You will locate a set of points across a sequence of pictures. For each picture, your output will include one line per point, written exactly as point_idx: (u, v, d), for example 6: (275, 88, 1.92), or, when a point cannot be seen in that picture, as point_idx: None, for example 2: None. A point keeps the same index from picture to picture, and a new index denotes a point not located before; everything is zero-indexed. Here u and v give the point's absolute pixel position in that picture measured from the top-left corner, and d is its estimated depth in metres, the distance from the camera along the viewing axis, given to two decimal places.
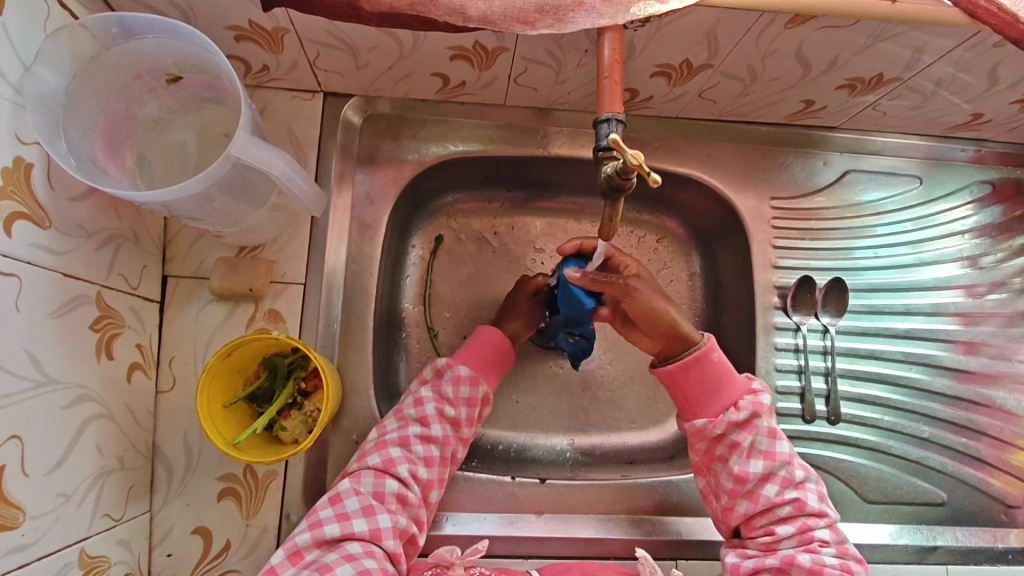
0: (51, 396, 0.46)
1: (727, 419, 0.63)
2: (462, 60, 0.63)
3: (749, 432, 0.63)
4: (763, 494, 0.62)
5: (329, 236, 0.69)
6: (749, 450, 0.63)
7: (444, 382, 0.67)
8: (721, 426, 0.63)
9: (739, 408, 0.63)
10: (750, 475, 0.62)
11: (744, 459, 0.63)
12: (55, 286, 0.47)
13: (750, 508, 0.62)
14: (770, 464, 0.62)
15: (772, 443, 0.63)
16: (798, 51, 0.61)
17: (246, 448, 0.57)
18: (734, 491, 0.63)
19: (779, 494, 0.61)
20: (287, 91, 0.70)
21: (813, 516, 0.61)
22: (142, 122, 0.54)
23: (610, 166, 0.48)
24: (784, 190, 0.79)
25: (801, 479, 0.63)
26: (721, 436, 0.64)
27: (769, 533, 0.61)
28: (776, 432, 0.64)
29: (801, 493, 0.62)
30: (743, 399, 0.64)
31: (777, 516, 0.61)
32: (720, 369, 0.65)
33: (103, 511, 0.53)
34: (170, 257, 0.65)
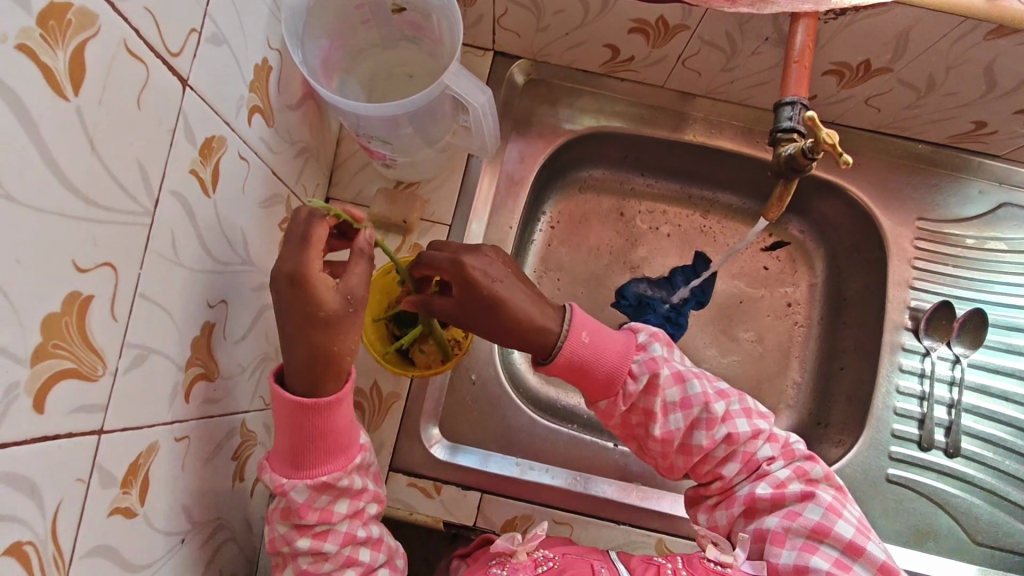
0: (249, 276, 0.51)
1: (626, 392, 0.54)
2: (640, 34, 0.65)
3: (632, 387, 0.54)
4: (687, 442, 0.55)
5: (477, 185, 0.73)
6: (664, 411, 0.54)
7: (292, 508, 0.49)
8: (624, 401, 0.54)
9: (636, 377, 0.54)
10: (657, 415, 0.54)
11: (663, 420, 0.55)
12: (267, 179, 0.52)
13: (686, 462, 0.56)
14: (689, 414, 0.55)
15: (681, 385, 0.55)
16: (989, 67, 0.60)
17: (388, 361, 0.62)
18: (667, 452, 0.55)
19: (709, 440, 0.54)
20: (462, 45, 0.74)
21: (750, 441, 0.55)
22: (348, 51, 0.60)
23: (793, 147, 0.49)
24: (932, 213, 0.77)
25: (722, 410, 0.55)
26: (630, 407, 0.55)
27: (718, 479, 0.56)
28: (658, 370, 0.54)
29: (733, 442, 0.55)
30: (636, 363, 0.55)
31: (716, 460, 0.55)
32: (594, 348, 0.53)
33: (260, 393, 0.58)
34: (336, 182, 0.71)
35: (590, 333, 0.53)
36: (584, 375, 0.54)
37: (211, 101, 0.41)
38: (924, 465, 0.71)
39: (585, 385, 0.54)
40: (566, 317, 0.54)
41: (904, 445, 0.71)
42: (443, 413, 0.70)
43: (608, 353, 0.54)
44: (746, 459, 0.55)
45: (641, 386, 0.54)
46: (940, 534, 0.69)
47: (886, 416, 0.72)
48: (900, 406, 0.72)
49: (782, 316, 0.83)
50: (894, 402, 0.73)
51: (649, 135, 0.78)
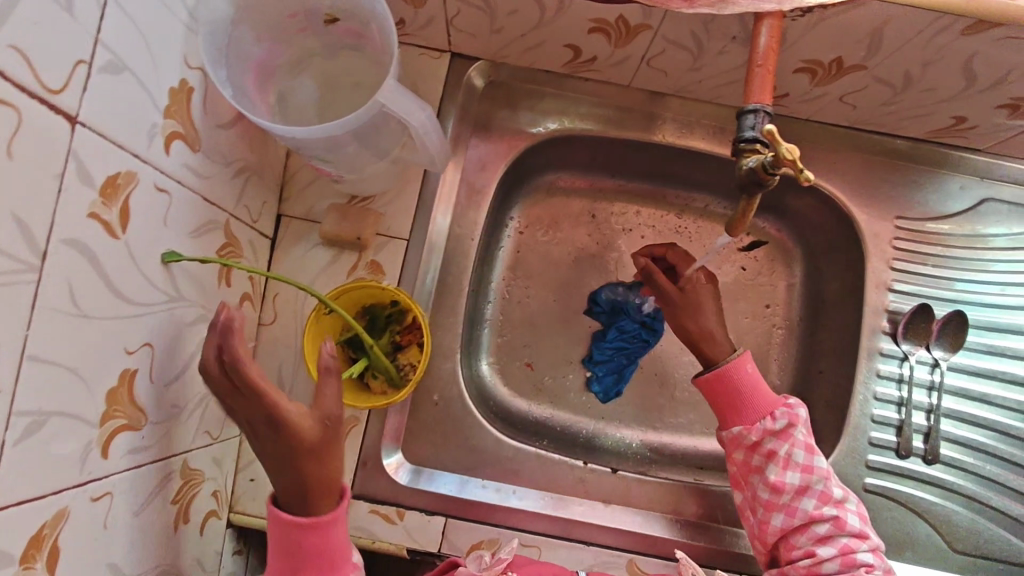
0: (179, 311, 0.48)
1: (761, 427, 0.60)
2: (600, 34, 0.61)
3: (785, 442, 0.59)
4: (810, 524, 0.57)
5: (436, 195, 0.70)
6: (784, 461, 0.59)
7: None
8: (755, 434, 0.60)
9: (776, 418, 0.60)
10: (787, 486, 0.58)
11: (778, 471, 0.59)
12: (196, 207, 0.49)
13: (785, 523, 0.58)
14: (807, 478, 0.58)
15: (809, 453, 0.59)
16: (968, 63, 0.56)
17: (342, 391, 0.59)
18: (770, 503, 0.59)
19: (818, 510, 0.57)
20: (417, 47, 0.70)
21: (856, 538, 0.57)
22: (286, 62, 0.56)
23: (755, 158, 0.46)
24: (911, 211, 0.74)
25: (840, 497, 0.58)
26: (755, 444, 0.60)
27: (809, 555, 0.56)
28: (813, 444, 0.59)
29: (862, 540, 0.57)
30: (780, 408, 0.60)
31: (816, 535, 0.57)
32: (749, 378, 0.62)
33: (205, 428, 0.56)
34: (287, 197, 0.68)
35: (754, 366, 0.63)
36: (735, 397, 0.62)
37: (112, 136, 0.37)
38: (902, 473, 0.69)
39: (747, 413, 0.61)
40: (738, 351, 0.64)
41: (881, 453, 0.69)
42: (405, 436, 0.67)
43: (767, 393, 0.61)
44: (835, 543, 0.56)
45: (778, 428, 0.59)
46: (919, 545, 0.67)
47: (863, 424, 0.70)
48: (878, 414, 0.70)
49: (759, 319, 0.81)
50: (871, 409, 0.70)
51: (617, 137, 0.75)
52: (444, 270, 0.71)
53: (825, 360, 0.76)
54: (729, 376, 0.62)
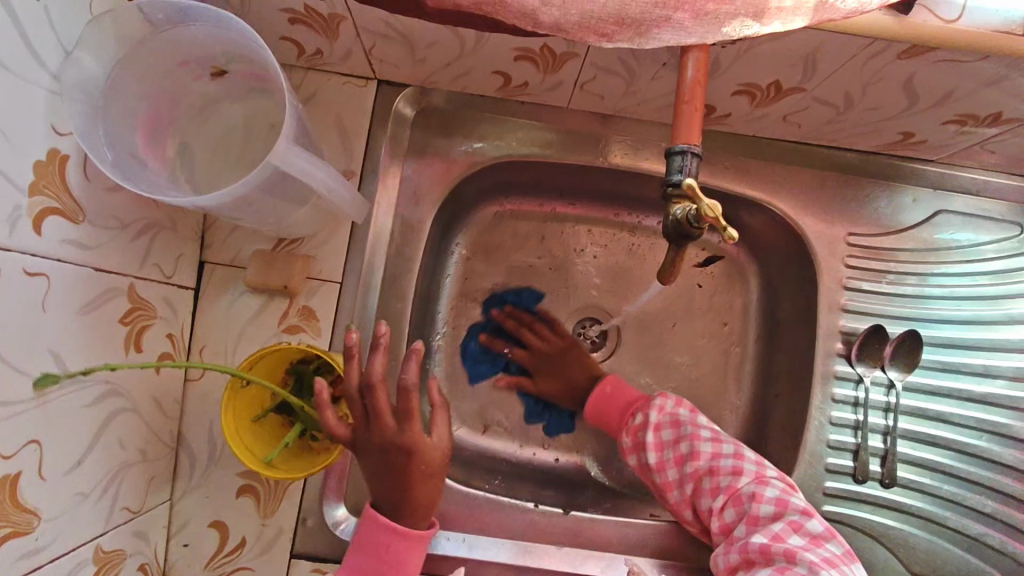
0: (74, 395, 0.45)
1: (631, 426, 0.66)
2: (527, 62, 0.58)
3: (651, 429, 0.64)
4: (708, 508, 0.60)
5: (370, 233, 0.66)
6: (656, 445, 0.64)
7: None
8: (628, 438, 0.66)
9: (635, 415, 0.66)
10: (681, 457, 0.63)
11: (657, 454, 0.64)
12: (84, 281, 0.45)
13: (681, 495, 0.62)
14: (678, 446, 0.63)
15: (675, 427, 0.64)
16: (907, 84, 0.54)
17: (278, 463, 0.56)
18: (662, 483, 0.63)
19: (727, 483, 0.60)
20: (339, 76, 0.66)
21: (738, 477, 0.60)
22: (187, 110, 0.52)
23: (680, 208, 0.43)
24: (863, 226, 0.72)
25: (721, 446, 0.62)
26: (633, 446, 0.65)
27: (711, 510, 0.59)
28: (677, 417, 0.65)
29: (761, 486, 0.58)
30: (637, 408, 0.67)
31: (708, 489, 0.60)
32: (615, 395, 0.69)
33: (122, 504, 0.53)
34: (209, 244, 0.63)
35: (611, 385, 0.70)
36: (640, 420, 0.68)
37: None
38: (860, 498, 0.68)
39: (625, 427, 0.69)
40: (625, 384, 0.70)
41: (838, 479, 0.68)
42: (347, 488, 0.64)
43: (631, 399, 0.69)
44: (732, 494, 0.59)
45: (639, 423, 0.65)
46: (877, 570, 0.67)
47: (819, 450, 0.69)
48: (833, 439, 0.69)
49: (715, 339, 0.79)
50: (827, 435, 0.69)
51: (558, 162, 0.71)
52: (383, 311, 0.67)
53: (782, 382, 0.75)
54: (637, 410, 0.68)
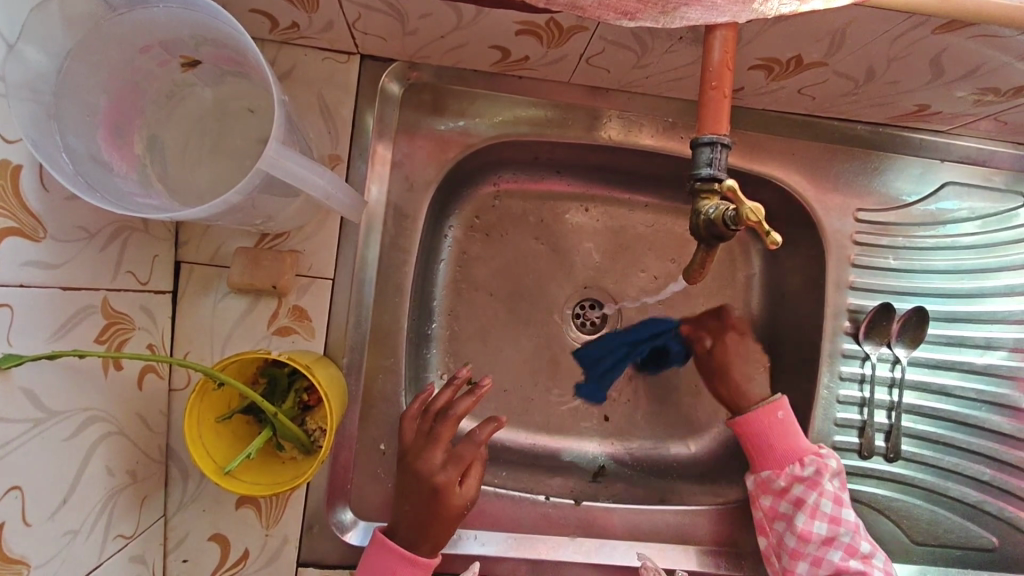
0: (54, 429, 0.41)
1: (790, 473, 0.64)
2: (530, 36, 0.53)
3: (815, 491, 0.62)
4: (806, 528, 0.62)
5: (362, 223, 0.62)
6: (773, 495, 0.64)
7: None
8: (783, 479, 0.64)
9: (804, 464, 0.63)
10: (802, 517, 0.62)
11: (806, 519, 0.62)
12: (53, 303, 0.41)
13: (807, 568, 0.61)
14: (835, 530, 0.61)
15: (839, 506, 0.62)
16: (935, 59, 0.51)
17: (239, 474, 0.50)
18: (795, 549, 0.62)
19: (843, 561, 0.60)
20: (318, 51, 0.60)
21: None
22: (154, 99, 0.46)
23: (714, 208, 0.41)
24: (870, 201, 0.70)
25: (869, 552, 0.61)
26: (784, 490, 0.64)
27: None
28: (802, 474, 0.63)
29: (867, 564, 0.60)
30: (808, 458, 0.64)
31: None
32: (777, 429, 0.65)
33: (116, 531, 0.49)
34: (184, 240, 0.58)
35: (785, 413, 0.66)
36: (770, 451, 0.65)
37: None
38: (865, 474, 0.69)
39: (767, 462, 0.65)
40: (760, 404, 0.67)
41: (843, 456, 0.69)
42: (354, 492, 0.62)
43: (789, 445, 0.64)
44: None
45: (803, 476, 0.63)
46: (881, 542, 0.68)
47: (827, 428, 0.69)
48: (840, 417, 0.69)
49: (717, 315, 0.77)
50: (835, 413, 0.69)
51: (558, 141, 0.68)
52: (379, 306, 0.64)
53: (787, 359, 0.74)
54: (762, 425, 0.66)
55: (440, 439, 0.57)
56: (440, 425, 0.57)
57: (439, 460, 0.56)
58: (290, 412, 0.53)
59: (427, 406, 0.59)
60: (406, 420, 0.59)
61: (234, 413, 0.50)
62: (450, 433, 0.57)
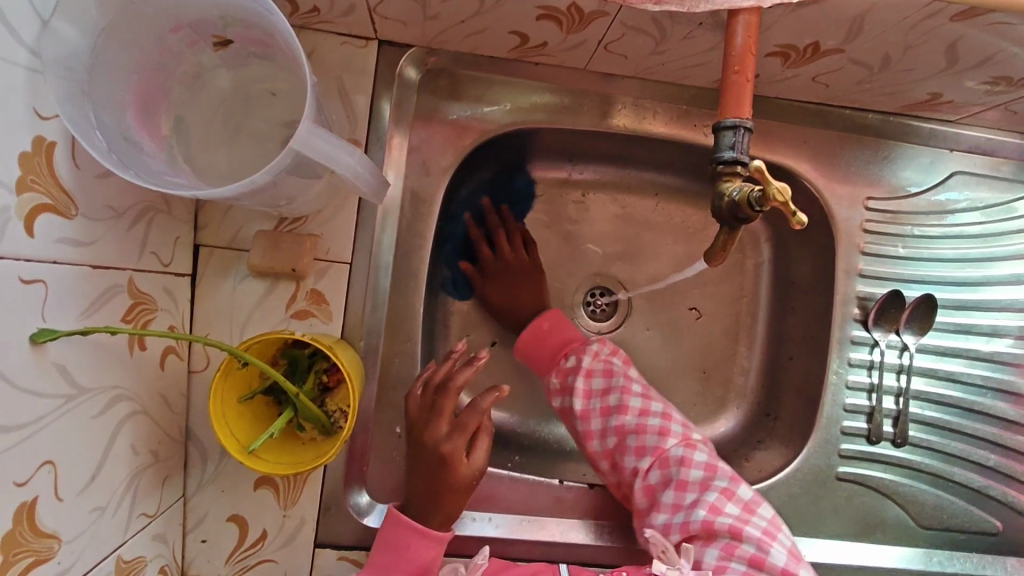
0: (84, 406, 0.41)
1: (563, 367, 0.65)
2: (550, 21, 0.54)
3: (581, 374, 0.63)
4: (585, 409, 0.62)
5: (378, 207, 0.62)
6: (585, 392, 0.63)
7: None
8: (558, 376, 0.65)
9: (567, 357, 0.65)
10: (611, 418, 0.61)
11: (585, 400, 0.63)
12: (84, 281, 0.41)
13: (604, 445, 0.61)
14: (609, 402, 0.62)
15: (607, 377, 0.63)
16: (951, 47, 0.51)
17: (262, 453, 0.51)
18: (603, 431, 0.62)
19: (623, 422, 0.61)
20: (338, 36, 0.60)
21: (687, 449, 0.59)
22: (180, 80, 0.46)
23: (739, 191, 0.41)
24: (880, 189, 0.71)
25: (662, 412, 0.61)
26: (563, 384, 0.64)
27: (636, 472, 0.59)
28: (610, 367, 0.64)
29: (668, 424, 0.61)
30: (569, 355, 0.65)
31: (633, 448, 0.60)
32: (552, 333, 0.67)
33: (139, 510, 0.50)
34: (203, 223, 0.58)
35: (551, 321, 0.68)
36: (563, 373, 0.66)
37: None
38: (873, 459, 0.70)
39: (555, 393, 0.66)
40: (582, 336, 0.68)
41: (853, 441, 0.70)
42: (370, 475, 0.63)
43: (563, 338, 0.67)
44: (659, 456, 0.59)
45: (570, 366, 0.65)
46: (888, 526, 0.69)
47: (836, 414, 0.70)
48: (849, 402, 0.70)
49: (726, 303, 0.78)
50: (843, 398, 0.70)
51: (572, 127, 0.68)
52: (395, 290, 0.64)
53: (796, 346, 0.74)
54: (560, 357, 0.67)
55: (440, 412, 0.57)
56: (440, 399, 0.58)
57: (443, 431, 0.57)
58: (311, 393, 0.53)
59: (426, 381, 0.59)
60: (410, 396, 0.59)
61: (257, 393, 0.51)
62: (452, 406, 0.58)
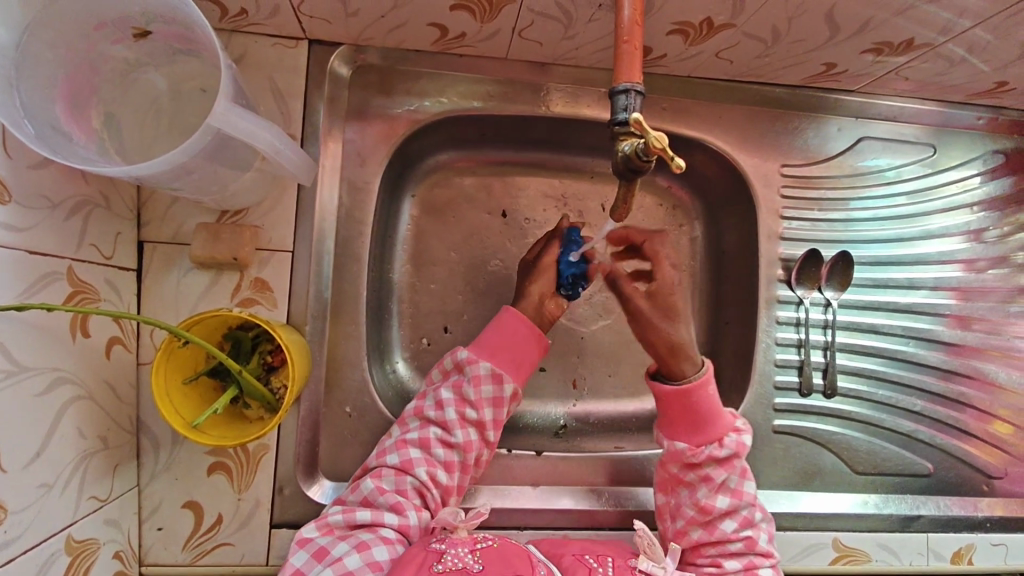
0: (24, 383, 0.44)
1: (709, 453, 0.61)
2: (464, 11, 0.58)
3: (724, 472, 0.62)
4: (709, 501, 0.62)
5: (318, 197, 0.65)
6: (717, 495, 0.62)
7: (465, 387, 0.62)
8: (700, 457, 0.61)
9: (723, 445, 0.62)
10: (714, 509, 0.62)
11: (711, 496, 0.62)
12: (21, 265, 0.44)
13: (703, 537, 0.62)
14: (735, 502, 0.62)
15: (742, 479, 0.63)
16: (830, 15, 0.56)
17: (207, 429, 0.53)
18: (694, 516, 0.62)
19: (735, 532, 0.61)
20: (268, 37, 0.63)
21: (761, 556, 0.61)
22: (109, 76, 0.49)
23: (629, 145, 0.45)
24: (794, 157, 0.76)
25: (759, 520, 0.63)
26: (695, 466, 0.62)
27: (714, 565, 0.61)
28: (745, 469, 0.63)
29: (757, 534, 0.62)
30: (727, 437, 0.62)
31: (727, 551, 0.61)
32: (715, 412, 0.62)
33: (89, 493, 0.52)
34: (147, 220, 0.60)
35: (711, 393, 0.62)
36: (688, 412, 0.62)
37: None
38: (806, 410, 0.74)
39: (681, 429, 0.63)
40: (701, 367, 0.63)
41: (786, 394, 0.73)
42: (323, 455, 0.65)
43: (716, 421, 0.62)
44: (749, 573, 0.60)
45: (720, 457, 0.61)
46: (825, 473, 0.73)
47: (768, 370, 0.73)
48: (780, 358, 0.74)
49: None
50: (774, 354, 0.74)
51: (502, 115, 0.72)
52: (339, 276, 0.67)
53: (730, 311, 0.79)
54: (699, 396, 0.62)
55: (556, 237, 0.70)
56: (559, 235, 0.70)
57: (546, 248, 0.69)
58: (255, 371, 0.56)
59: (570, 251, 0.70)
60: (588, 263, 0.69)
61: (200, 373, 0.54)
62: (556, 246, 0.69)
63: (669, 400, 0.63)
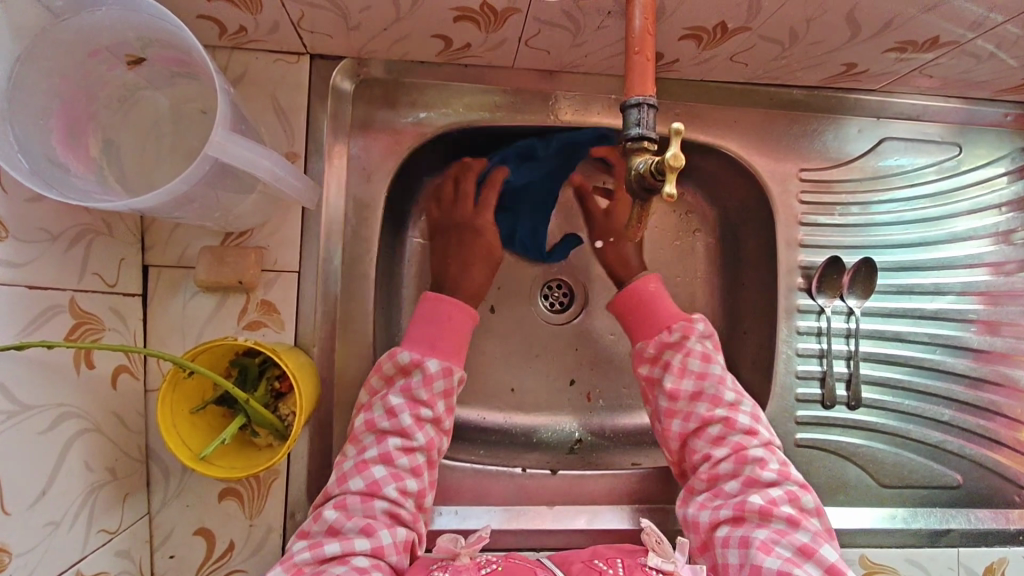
0: (27, 423, 0.43)
1: (659, 340, 0.64)
2: (468, 22, 0.56)
3: (681, 352, 0.63)
4: (675, 386, 0.62)
5: (323, 215, 0.64)
6: (680, 368, 0.62)
7: (411, 384, 0.60)
8: (653, 346, 0.64)
9: (672, 330, 0.64)
10: (683, 394, 0.62)
11: (677, 377, 0.62)
12: (19, 302, 0.43)
13: (684, 427, 0.61)
14: (701, 384, 0.62)
15: (699, 380, 0.62)
16: (849, 15, 0.54)
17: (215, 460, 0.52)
18: (671, 409, 0.62)
19: (710, 412, 0.61)
20: (269, 53, 0.62)
21: (748, 438, 0.60)
22: (105, 103, 0.48)
23: (643, 163, 0.43)
24: (813, 161, 0.73)
25: (733, 400, 0.62)
26: (654, 355, 0.64)
27: (707, 460, 0.59)
28: (706, 352, 0.63)
29: (733, 412, 0.61)
30: (675, 323, 0.64)
31: (712, 437, 0.60)
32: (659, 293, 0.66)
33: (98, 526, 0.51)
34: (150, 244, 0.59)
35: (658, 285, 0.67)
36: (646, 314, 0.66)
37: None
38: (828, 422, 0.71)
39: (639, 329, 0.66)
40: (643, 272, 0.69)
41: (808, 407, 0.71)
42: None
43: (660, 309, 0.66)
44: (726, 425, 0.60)
45: (673, 340, 0.63)
46: (850, 487, 0.70)
47: (789, 382, 0.71)
48: (801, 369, 0.72)
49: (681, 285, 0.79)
50: (795, 365, 0.71)
51: (510, 124, 0.70)
52: (347, 295, 0.65)
53: (748, 320, 0.76)
54: (644, 293, 0.67)
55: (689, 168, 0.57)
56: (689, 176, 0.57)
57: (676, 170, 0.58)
58: (263, 399, 0.55)
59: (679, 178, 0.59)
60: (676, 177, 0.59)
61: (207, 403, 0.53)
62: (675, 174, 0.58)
63: (627, 305, 0.67)
